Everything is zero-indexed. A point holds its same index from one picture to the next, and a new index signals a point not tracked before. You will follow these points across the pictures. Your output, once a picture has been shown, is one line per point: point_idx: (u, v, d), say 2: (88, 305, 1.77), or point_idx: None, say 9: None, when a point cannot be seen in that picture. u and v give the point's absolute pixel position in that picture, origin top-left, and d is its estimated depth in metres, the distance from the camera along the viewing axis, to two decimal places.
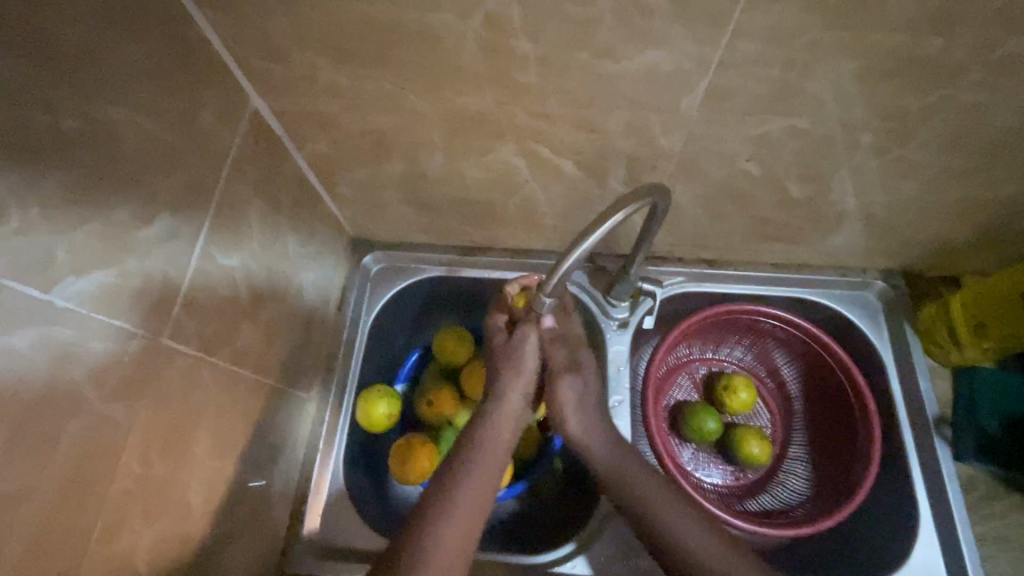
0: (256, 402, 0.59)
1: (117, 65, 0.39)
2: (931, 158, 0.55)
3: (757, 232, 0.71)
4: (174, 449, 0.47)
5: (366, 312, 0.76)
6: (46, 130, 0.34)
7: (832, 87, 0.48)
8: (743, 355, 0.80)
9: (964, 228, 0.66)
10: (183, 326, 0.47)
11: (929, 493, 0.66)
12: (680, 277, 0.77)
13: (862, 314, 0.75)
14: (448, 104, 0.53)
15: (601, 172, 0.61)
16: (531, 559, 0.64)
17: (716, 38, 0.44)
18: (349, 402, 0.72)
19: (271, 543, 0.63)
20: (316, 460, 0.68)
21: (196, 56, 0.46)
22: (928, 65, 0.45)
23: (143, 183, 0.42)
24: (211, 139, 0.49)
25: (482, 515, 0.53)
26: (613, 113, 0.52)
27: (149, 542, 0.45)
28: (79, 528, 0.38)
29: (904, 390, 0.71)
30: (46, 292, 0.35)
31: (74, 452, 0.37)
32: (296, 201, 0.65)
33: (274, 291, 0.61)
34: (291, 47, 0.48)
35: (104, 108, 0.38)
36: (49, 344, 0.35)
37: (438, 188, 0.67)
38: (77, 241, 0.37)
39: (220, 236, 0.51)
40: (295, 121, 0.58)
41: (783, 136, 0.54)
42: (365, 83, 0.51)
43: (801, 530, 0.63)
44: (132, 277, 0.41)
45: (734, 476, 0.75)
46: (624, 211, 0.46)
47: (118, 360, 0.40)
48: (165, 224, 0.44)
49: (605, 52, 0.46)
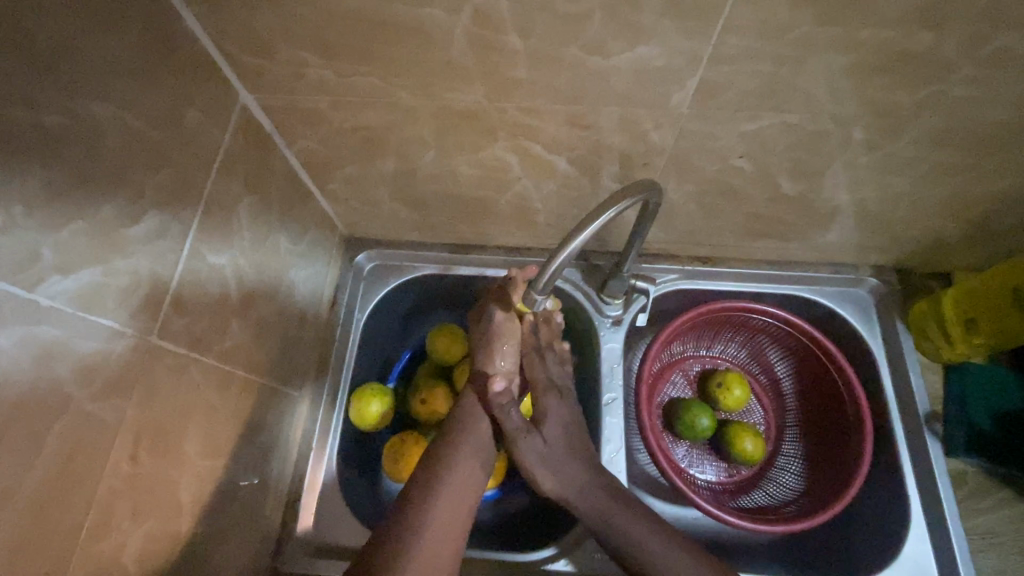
0: (247, 401, 0.59)
1: (102, 62, 0.38)
2: (922, 154, 0.55)
3: (749, 228, 0.71)
4: (164, 448, 0.47)
5: (359, 310, 0.76)
6: (28, 127, 0.33)
7: (822, 83, 0.48)
8: (737, 352, 0.80)
9: (955, 224, 0.67)
10: (172, 325, 0.47)
11: (920, 488, 0.67)
12: (674, 275, 0.77)
13: (856, 310, 0.75)
14: (439, 101, 0.53)
15: (592, 169, 0.61)
16: (522, 558, 0.64)
17: (705, 34, 0.44)
18: (342, 400, 0.71)
19: (263, 542, 0.63)
20: (310, 458, 0.68)
21: (183, 52, 0.46)
22: (917, 61, 0.45)
23: (130, 180, 0.41)
24: (200, 135, 0.49)
25: (469, 515, 0.53)
26: (603, 110, 0.52)
27: (138, 542, 0.45)
28: (66, 529, 0.38)
29: (896, 386, 0.71)
30: (31, 291, 0.34)
31: (60, 451, 0.37)
32: (287, 198, 0.64)
33: (265, 289, 0.61)
34: (279, 43, 0.48)
35: (89, 104, 0.37)
36: (34, 342, 0.35)
37: (430, 186, 0.67)
38: (62, 239, 0.36)
39: (209, 234, 0.51)
40: (286, 117, 0.58)
41: (774, 132, 0.54)
42: (355, 79, 0.51)
43: (793, 526, 0.63)
44: (119, 275, 0.41)
45: (727, 473, 0.75)
46: (614, 208, 0.46)
47: (105, 358, 0.40)
48: (153, 222, 0.44)
49: (594, 48, 0.46)
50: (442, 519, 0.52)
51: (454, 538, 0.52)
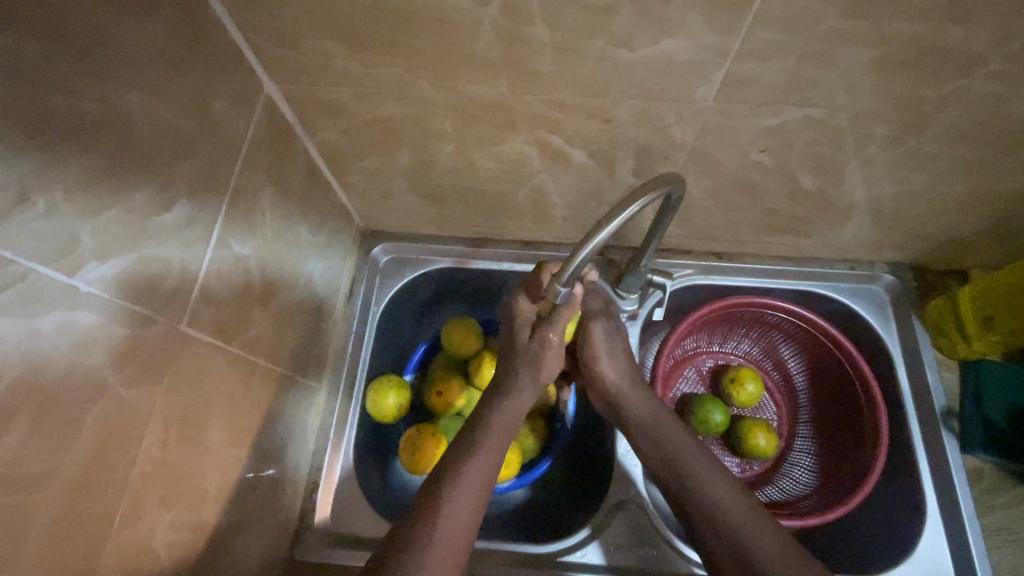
0: (270, 389, 0.59)
1: (134, 47, 0.39)
2: (945, 148, 0.55)
3: (766, 224, 0.71)
4: (190, 435, 0.47)
5: (375, 302, 0.76)
6: (68, 114, 0.34)
7: (848, 78, 0.48)
8: (750, 348, 0.81)
9: (974, 221, 0.67)
10: (199, 314, 0.47)
11: (935, 483, 0.67)
12: (689, 270, 0.77)
13: (870, 306, 0.76)
14: (462, 93, 0.53)
15: (611, 164, 0.61)
16: (538, 548, 0.65)
17: (734, 27, 0.44)
18: (360, 392, 0.72)
19: (282, 531, 0.63)
20: (327, 450, 0.69)
21: (211, 42, 0.46)
22: (946, 54, 0.44)
23: (160, 168, 0.42)
24: (227, 125, 0.49)
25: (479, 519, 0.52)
26: (625, 103, 0.52)
27: (167, 527, 0.45)
28: (100, 514, 0.38)
29: (912, 382, 0.71)
30: (69, 277, 0.35)
31: (96, 437, 0.37)
32: (308, 189, 0.65)
33: (286, 280, 0.61)
34: (306, 34, 0.48)
35: (123, 93, 0.38)
36: (71, 327, 0.35)
37: (450, 179, 0.67)
38: (97, 227, 0.37)
39: (234, 225, 0.51)
40: (308, 109, 0.58)
41: (797, 126, 0.54)
42: (380, 71, 0.51)
43: (810, 521, 0.64)
44: (150, 263, 0.41)
45: (740, 468, 0.75)
46: (640, 200, 0.46)
47: (138, 343, 0.40)
48: (183, 210, 0.45)
49: (622, 40, 0.46)
50: (469, 493, 0.53)
51: (468, 526, 0.51)
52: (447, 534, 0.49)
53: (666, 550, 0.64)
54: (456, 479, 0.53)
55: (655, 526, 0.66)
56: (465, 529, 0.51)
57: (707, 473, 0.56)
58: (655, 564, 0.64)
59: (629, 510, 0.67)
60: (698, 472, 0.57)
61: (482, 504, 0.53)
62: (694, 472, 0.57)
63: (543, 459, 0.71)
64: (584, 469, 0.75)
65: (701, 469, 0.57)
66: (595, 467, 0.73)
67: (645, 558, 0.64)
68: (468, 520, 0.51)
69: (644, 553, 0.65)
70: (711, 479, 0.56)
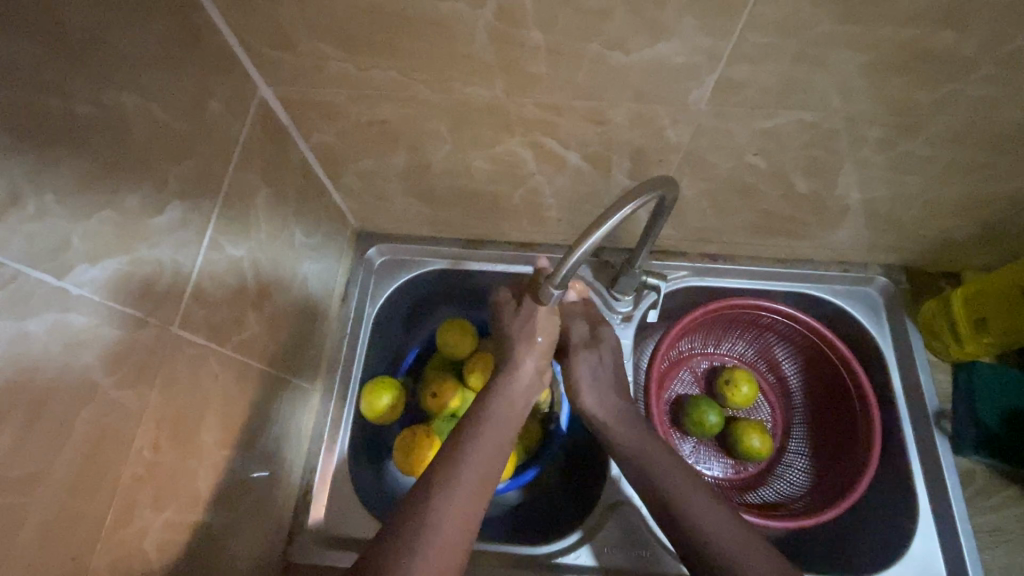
0: (264, 390, 0.59)
1: (127, 49, 0.38)
2: (938, 152, 0.55)
3: (760, 227, 0.71)
4: (183, 437, 0.47)
5: (371, 303, 0.76)
6: (59, 116, 0.33)
7: (841, 82, 0.48)
8: (745, 349, 0.81)
9: (967, 224, 0.67)
10: (192, 315, 0.47)
11: (928, 484, 0.67)
12: (684, 272, 0.78)
13: (864, 308, 0.76)
14: (456, 95, 0.53)
15: (606, 166, 0.61)
16: (532, 550, 0.65)
17: (727, 31, 0.44)
18: (354, 394, 0.72)
19: (276, 532, 0.63)
20: (321, 451, 0.69)
21: (205, 43, 0.46)
22: (938, 58, 0.45)
23: (153, 170, 0.42)
24: (220, 127, 0.49)
25: (473, 521, 0.53)
26: (619, 105, 0.52)
27: (159, 529, 0.45)
28: (91, 515, 0.38)
29: (905, 384, 0.72)
30: (61, 280, 0.35)
31: (88, 438, 0.37)
32: (302, 191, 0.64)
33: (281, 281, 0.61)
34: (301, 36, 0.48)
35: (115, 94, 0.38)
36: (62, 330, 0.35)
37: (445, 180, 0.67)
38: (89, 228, 0.37)
39: (228, 226, 0.51)
40: (303, 111, 0.58)
41: (791, 129, 0.54)
42: (374, 73, 0.51)
43: (803, 523, 0.64)
44: (142, 264, 0.41)
45: (734, 469, 0.75)
46: (633, 203, 0.46)
47: (130, 345, 0.40)
48: (176, 212, 0.45)
49: (616, 43, 0.46)
50: (462, 494, 0.53)
51: (461, 529, 0.51)
52: (441, 537, 0.50)
53: (659, 552, 0.65)
54: (450, 480, 0.53)
55: (649, 528, 0.66)
56: (457, 531, 0.51)
57: (693, 486, 0.58)
58: (649, 565, 0.64)
59: (623, 512, 0.67)
60: (684, 483, 0.58)
61: (476, 506, 0.53)
62: (683, 481, 0.58)
63: (538, 460, 0.71)
64: (579, 471, 0.75)
65: (687, 480, 0.58)
66: (589, 469, 0.73)
67: (639, 559, 0.64)
68: (461, 521, 0.51)
69: (638, 554, 0.65)
70: (698, 492, 0.57)
